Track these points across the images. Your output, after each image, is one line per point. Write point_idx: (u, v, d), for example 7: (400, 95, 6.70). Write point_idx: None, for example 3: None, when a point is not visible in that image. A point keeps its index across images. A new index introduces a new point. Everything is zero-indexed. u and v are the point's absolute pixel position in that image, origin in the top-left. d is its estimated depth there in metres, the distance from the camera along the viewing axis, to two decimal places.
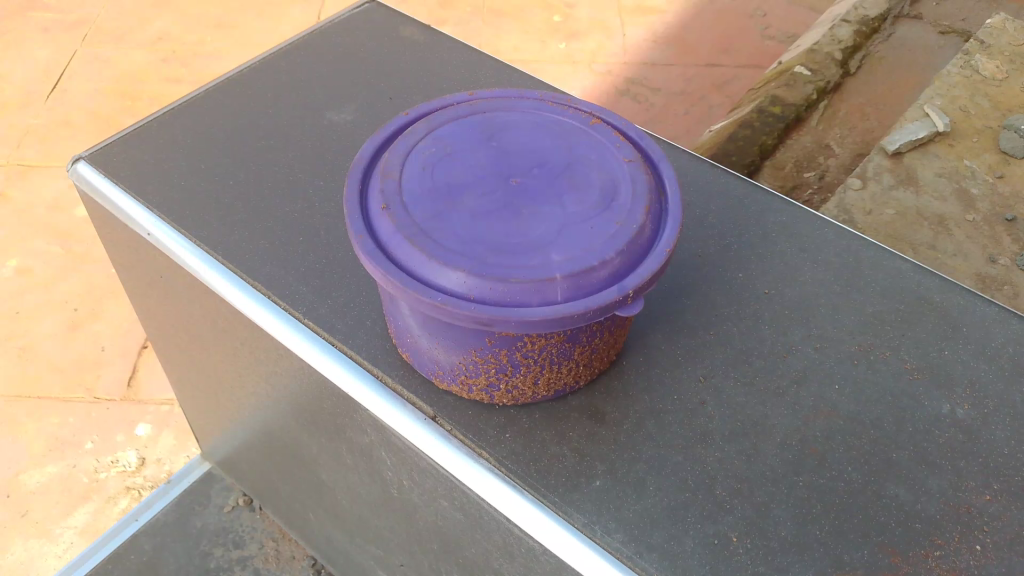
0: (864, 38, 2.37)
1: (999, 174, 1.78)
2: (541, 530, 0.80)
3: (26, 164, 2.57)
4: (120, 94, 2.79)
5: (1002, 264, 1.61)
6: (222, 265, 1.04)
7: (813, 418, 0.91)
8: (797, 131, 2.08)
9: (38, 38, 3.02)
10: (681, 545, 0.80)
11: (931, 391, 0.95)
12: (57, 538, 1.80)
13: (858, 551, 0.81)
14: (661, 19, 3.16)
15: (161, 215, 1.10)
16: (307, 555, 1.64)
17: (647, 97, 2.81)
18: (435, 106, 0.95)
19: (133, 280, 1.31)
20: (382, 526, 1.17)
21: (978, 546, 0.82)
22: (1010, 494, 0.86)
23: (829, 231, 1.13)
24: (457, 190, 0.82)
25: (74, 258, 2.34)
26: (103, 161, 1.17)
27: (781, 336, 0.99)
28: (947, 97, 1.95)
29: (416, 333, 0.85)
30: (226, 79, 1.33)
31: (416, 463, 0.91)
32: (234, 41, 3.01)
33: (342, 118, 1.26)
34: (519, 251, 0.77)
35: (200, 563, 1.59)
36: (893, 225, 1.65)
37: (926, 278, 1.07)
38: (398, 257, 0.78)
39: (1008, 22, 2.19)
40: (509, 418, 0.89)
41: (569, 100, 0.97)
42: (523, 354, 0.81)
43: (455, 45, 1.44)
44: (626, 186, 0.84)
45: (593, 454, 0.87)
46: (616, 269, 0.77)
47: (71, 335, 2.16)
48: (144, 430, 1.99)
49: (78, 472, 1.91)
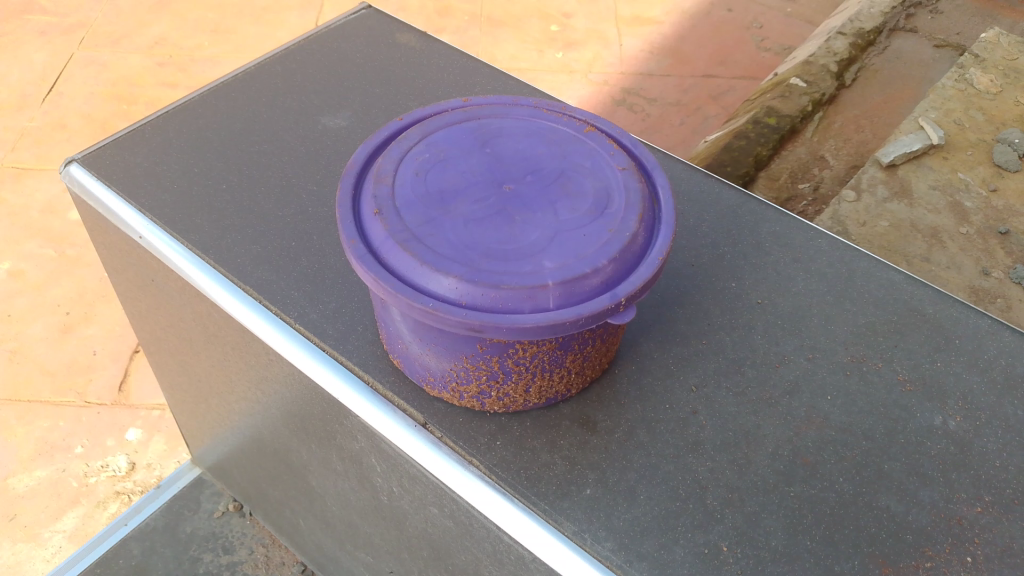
0: (860, 50, 2.39)
1: (992, 187, 1.78)
2: (531, 539, 0.79)
3: (21, 167, 2.56)
4: (117, 98, 2.79)
5: (995, 277, 1.61)
6: (213, 268, 1.03)
7: (804, 428, 0.91)
8: (792, 142, 2.09)
9: (35, 41, 3.02)
10: (672, 554, 0.80)
11: (923, 403, 0.94)
12: (44, 543, 1.78)
13: (848, 563, 0.81)
14: (658, 30, 3.17)
15: (153, 217, 1.09)
16: (297, 562, 1.62)
17: (643, 107, 2.82)
18: (429, 112, 0.95)
19: (124, 284, 1.31)
20: (371, 533, 1.16)
21: (969, 559, 0.82)
22: (1001, 506, 0.86)
23: (822, 241, 1.13)
24: (449, 196, 0.82)
25: (67, 261, 2.33)
26: (97, 165, 1.17)
27: (773, 346, 0.99)
28: (941, 111, 1.96)
29: (407, 339, 0.85)
30: (219, 85, 1.33)
31: (405, 471, 0.91)
32: (232, 47, 3.01)
33: (337, 124, 1.26)
34: (511, 258, 0.76)
35: (190, 568, 1.57)
36: (887, 237, 1.65)
37: (918, 290, 1.08)
38: (388, 262, 0.78)
39: (1002, 37, 2.21)
40: (500, 426, 0.88)
41: (563, 108, 0.97)
42: (514, 362, 0.81)
43: (451, 53, 1.44)
44: (619, 195, 0.84)
45: (584, 463, 0.86)
46: (608, 277, 0.77)
47: (62, 338, 2.15)
48: (134, 435, 1.97)
49: (67, 476, 1.89)
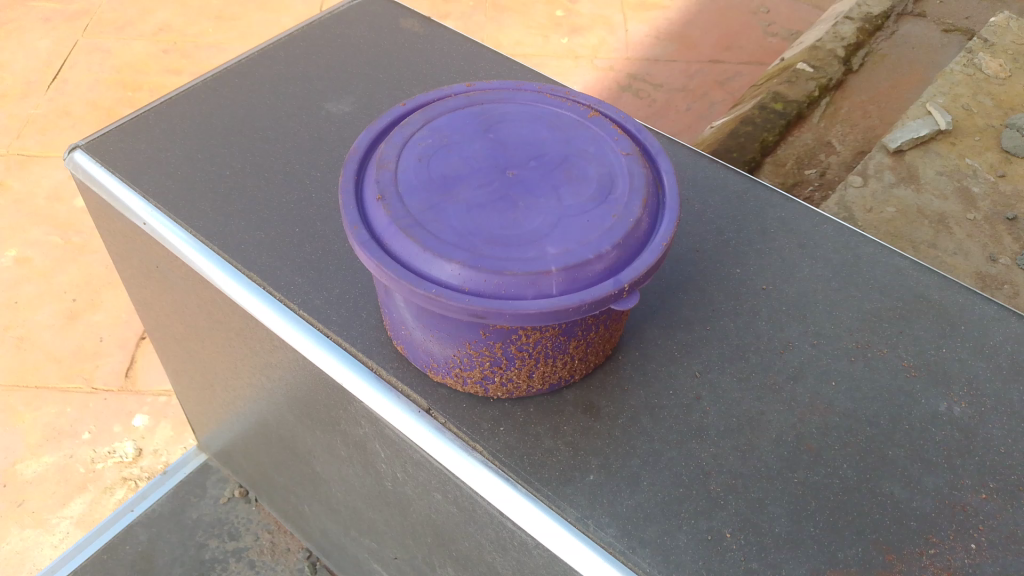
0: (867, 35, 2.37)
1: (1000, 173, 1.77)
2: (535, 525, 0.80)
3: (26, 154, 2.56)
4: (121, 85, 2.78)
5: (1002, 263, 1.60)
6: (216, 253, 1.03)
7: (808, 414, 0.91)
8: (798, 128, 2.08)
9: (39, 29, 3.01)
10: (674, 540, 0.80)
11: (928, 389, 0.94)
12: (52, 529, 1.80)
13: (851, 549, 0.81)
14: (664, 15, 3.15)
15: (157, 203, 1.09)
16: (302, 548, 1.64)
17: (649, 93, 2.80)
18: (432, 96, 0.95)
19: (129, 270, 1.31)
20: (376, 519, 1.17)
21: (973, 545, 0.82)
22: (1006, 493, 0.86)
23: (827, 227, 1.12)
24: (452, 181, 0.82)
25: (72, 248, 2.34)
26: (102, 152, 1.17)
27: (778, 332, 0.98)
28: (949, 96, 1.94)
29: (410, 325, 0.85)
30: (222, 71, 1.32)
31: (409, 457, 0.91)
32: (235, 33, 2.99)
33: (340, 110, 1.26)
34: (514, 244, 0.76)
35: (196, 554, 1.58)
36: (894, 223, 1.64)
37: (925, 276, 1.07)
38: (392, 248, 0.77)
39: (1012, 20, 2.18)
40: (504, 412, 0.89)
41: (567, 92, 0.96)
42: (517, 347, 0.81)
43: (455, 38, 1.43)
44: (623, 180, 0.83)
45: (587, 449, 0.86)
46: (611, 263, 0.76)
47: (68, 325, 2.16)
48: (141, 421, 1.98)
49: (75, 463, 1.91)
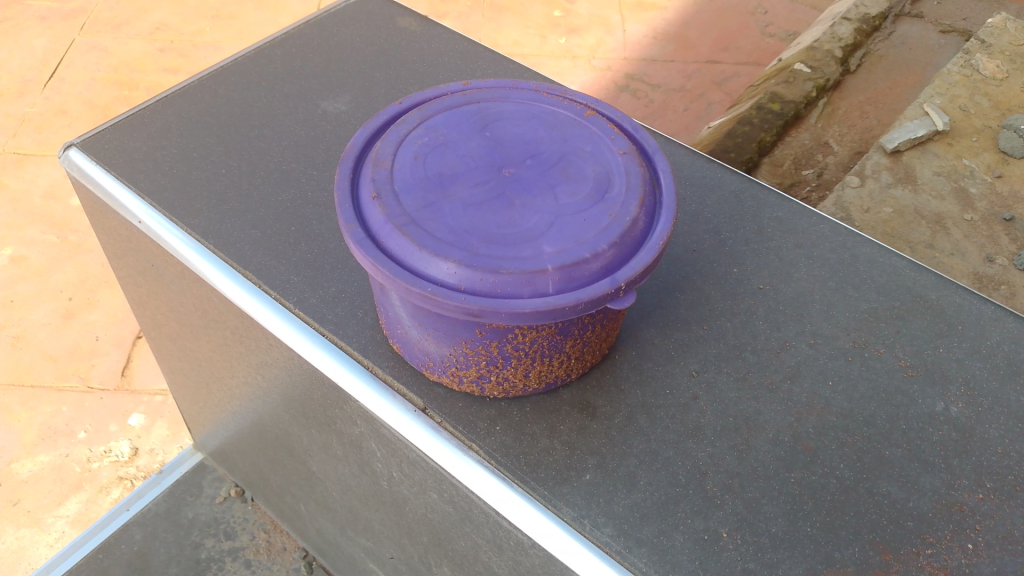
0: (864, 36, 2.37)
1: (997, 173, 1.77)
2: (531, 525, 0.79)
3: (22, 153, 2.55)
4: (118, 83, 2.78)
5: (999, 264, 1.60)
6: (212, 253, 1.03)
7: (805, 414, 0.91)
8: (796, 128, 2.08)
9: (36, 27, 3.00)
10: (671, 540, 0.80)
11: (925, 389, 0.94)
12: (47, 528, 1.79)
13: (848, 549, 0.80)
14: (662, 14, 3.15)
15: (153, 202, 1.09)
16: (298, 548, 1.64)
17: (647, 93, 2.80)
18: (428, 95, 0.94)
19: (125, 269, 1.30)
20: (372, 518, 1.17)
21: (969, 545, 0.81)
22: (1002, 493, 0.86)
23: (824, 227, 1.12)
24: (448, 180, 0.82)
25: (68, 247, 2.33)
26: (99, 151, 1.16)
27: (774, 332, 0.98)
28: (946, 97, 1.94)
29: (406, 324, 0.84)
30: (219, 70, 1.32)
31: (405, 456, 0.91)
32: (233, 32, 2.99)
33: (337, 109, 1.25)
34: (510, 243, 0.76)
35: (191, 554, 1.58)
36: (891, 224, 1.64)
37: (921, 276, 1.07)
38: (387, 247, 0.77)
39: (1009, 22, 2.18)
40: (499, 411, 0.88)
41: (564, 91, 0.96)
42: (513, 346, 0.80)
43: (452, 37, 1.42)
44: (619, 179, 0.83)
45: (584, 449, 0.86)
46: (608, 262, 0.76)
47: (64, 324, 2.15)
48: (137, 421, 1.98)
49: (70, 462, 1.90)
